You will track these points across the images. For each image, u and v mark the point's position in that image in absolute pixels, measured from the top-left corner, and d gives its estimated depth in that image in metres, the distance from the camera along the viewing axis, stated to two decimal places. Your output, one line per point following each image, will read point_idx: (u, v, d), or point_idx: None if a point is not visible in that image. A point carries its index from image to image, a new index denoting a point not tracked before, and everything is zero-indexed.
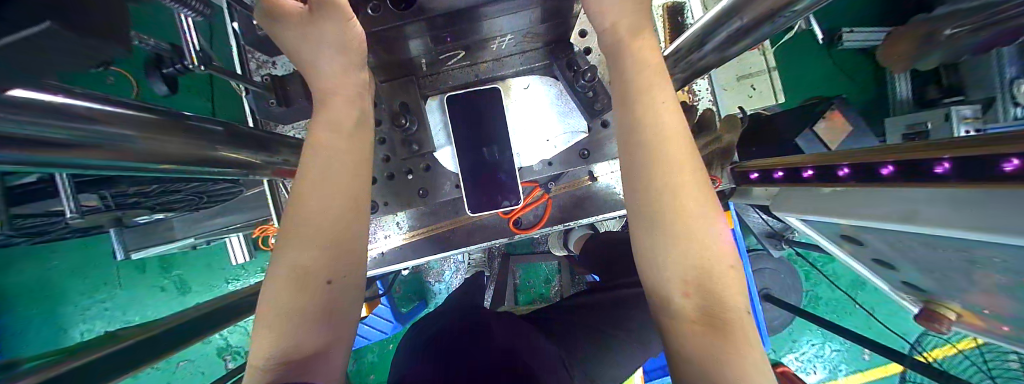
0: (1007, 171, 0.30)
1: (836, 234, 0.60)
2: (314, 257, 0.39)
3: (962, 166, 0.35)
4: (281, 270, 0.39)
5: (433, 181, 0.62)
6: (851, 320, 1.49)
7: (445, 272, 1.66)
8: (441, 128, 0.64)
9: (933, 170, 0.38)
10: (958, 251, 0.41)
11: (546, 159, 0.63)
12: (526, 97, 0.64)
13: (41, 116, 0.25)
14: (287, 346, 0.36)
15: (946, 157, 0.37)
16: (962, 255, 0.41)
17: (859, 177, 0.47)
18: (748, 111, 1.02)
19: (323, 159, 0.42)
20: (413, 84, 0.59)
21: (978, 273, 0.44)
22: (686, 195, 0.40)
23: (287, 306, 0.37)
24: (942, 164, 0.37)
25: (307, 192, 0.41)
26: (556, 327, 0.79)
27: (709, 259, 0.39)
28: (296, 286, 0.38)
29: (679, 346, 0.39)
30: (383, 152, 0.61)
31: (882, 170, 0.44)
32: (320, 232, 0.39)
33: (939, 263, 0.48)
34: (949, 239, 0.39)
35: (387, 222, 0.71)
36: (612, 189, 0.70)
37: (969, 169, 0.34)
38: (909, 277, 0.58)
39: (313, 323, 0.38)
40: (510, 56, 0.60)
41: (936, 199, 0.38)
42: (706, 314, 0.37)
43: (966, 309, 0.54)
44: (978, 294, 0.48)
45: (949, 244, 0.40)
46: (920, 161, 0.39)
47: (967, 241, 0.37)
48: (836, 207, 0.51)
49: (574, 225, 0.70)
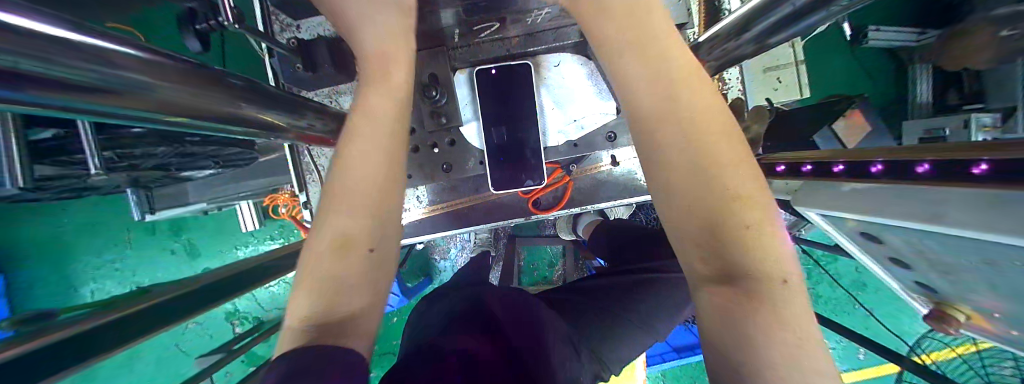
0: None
1: (855, 230, 0.60)
2: (359, 223, 0.40)
3: (1001, 165, 0.33)
4: (326, 237, 0.39)
5: (457, 156, 0.62)
6: (849, 319, 1.53)
7: (451, 249, 1.69)
8: (469, 102, 0.60)
9: (969, 172, 0.36)
10: (979, 254, 0.41)
11: (571, 140, 0.62)
12: (558, 76, 0.61)
13: (82, 57, 0.24)
14: (326, 311, 0.37)
15: (983, 157, 0.35)
16: (985, 258, 0.41)
17: (892, 176, 0.45)
18: (774, 105, 1.00)
19: (368, 123, 0.42)
20: (443, 54, 0.58)
21: (1000, 280, 0.44)
22: (710, 176, 0.39)
23: (330, 271, 0.38)
24: (980, 165, 0.35)
25: (345, 159, 0.41)
26: (568, 308, 0.81)
27: (723, 225, 0.37)
28: (339, 253, 0.39)
29: (708, 330, 0.37)
30: (409, 124, 0.61)
31: (917, 169, 0.42)
32: (358, 196, 0.40)
33: (959, 267, 0.48)
34: (974, 243, 0.40)
35: (407, 195, 0.71)
36: (633, 174, 0.69)
37: (1006, 168, 0.32)
38: (923, 278, 0.59)
39: (353, 290, 0.39)
40: (544, 32, 0.58)
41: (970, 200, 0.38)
42: (733, 290, 0.36)
43: (975, 311, 0.55)
44: (992, 298, 0.48)
45: (977, 248, 0.40)
46: (965, 161, 0.37)
47: (995, 245, 0.37)
48: (863, 204, 0.51)
49: (591, 209, 0.71)
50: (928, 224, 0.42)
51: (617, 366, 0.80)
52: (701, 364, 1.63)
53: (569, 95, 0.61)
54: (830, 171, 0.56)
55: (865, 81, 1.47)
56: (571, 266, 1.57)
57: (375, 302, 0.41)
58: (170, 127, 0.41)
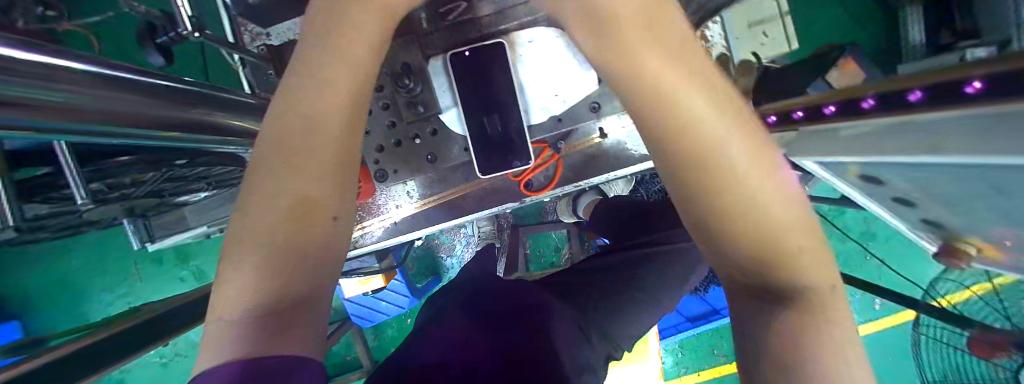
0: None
1: (851, 172, 0.59)
2: (324, 185, 0.36)
3: (993, 84, 0.30)
4: (281, 200, 0.34)
5: (441, 145, 0.61)
6: (862, 271, 1.52)
7: (456, 246, 1.70)
8: (448, 89, 0.58)
9: (962, 92, 0.33)
10: (983, 180, 0.40)
11: (555, 115, 0.60)
12: (534, 52, 0.57)
13: (36, 74, 0.23)
14: (270, 287, 0.32)
15: (974, 76, 0.32)
16: (992, 182, 0.40)
17: (889, 106, 0.43)
18: (761, 59, 0.98)
19: (313, 81, 0.38)
20: (413, 42, 0.56)
21: (1006, 204, 0.43)
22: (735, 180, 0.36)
23: (280, 240, 0.33)
24: (973, 83, 0.32)
25: (281, 127, 0.37)
26: (575, 289, 0.81)
27: (768, 247, 0.34)
28: (297, 220, 0.34)
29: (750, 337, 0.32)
30: (389, 118, 0.60)
31: (911, 96, 0.39)
32: (314, 154, 0.36)
33: (965, 195, 0.46)
34: (979, 169, 0.38)
35: (398, 192, 0.70)
36: (623, 144, 0.67)
37: (999, 86, 0.30)
38: (930, 214, 0.57)
39: (306, 266, 0.35)
40: (514, 8, 0.57)
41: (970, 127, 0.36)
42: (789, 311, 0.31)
43: (985, 243, 0.54)
44: (1004, 225, 0.47)
45: (984, 175, 0.39)
46: (955, 81, 0.34)
47: (1000, 168, 0.36)
48: (863, 147, 0.50)
49: (585, 185, 0.70)
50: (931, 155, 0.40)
51: (628, 340, 0.79)
52: (717, 332, 1.64)
53: (549, 71, 0.58)
54: (822, 114, 0.54)
55: (856, 27, 1.42)
56: (577, 250, 1.57)
57: (326, 282, 0.37)
58: (139, 140, 0.40)
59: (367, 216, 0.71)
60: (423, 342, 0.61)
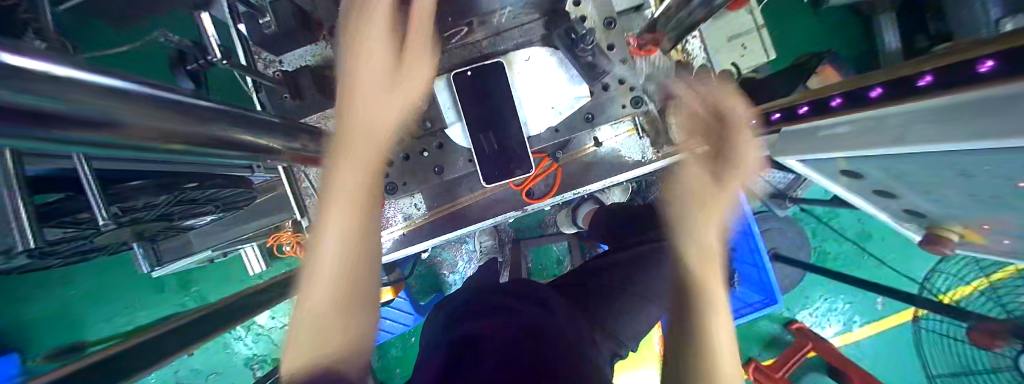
0: (984, 73, 0.31)
1: (831, 168, 0.62)
2: (359, 248, 0.40)
3: (943, 74, 0.35)
4: (328, 246, 0.39)
5: (447, 158, 0.65)
6: (862, 270, 1.54)
7: (458, 263, 1.71)
8: (452, 106, 0.62)
9: (914, 85, 0.38)
10: (953, 166, 0.44)
11: (552, 126, 0.63)
12: (529, 70, 0.62)
13: None
14: (315, 348, 0.34)
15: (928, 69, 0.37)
16: (958, 166, 0.43)
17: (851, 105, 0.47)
18: (741, 70, 1.03)
19: (359, 147, 0.44)
20: None
21: (978, 188, 0.46)
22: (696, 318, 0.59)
23: (329, 298, 0.37)
24: (924, 77, 0.37)
25: (328, 193, 0.41)
26: (579, 290, 0.83)
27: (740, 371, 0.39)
28: (339, 279, 0.38)
29: None
30: (397, 135, 0.64)
31: (868, 94, 0.43)
32: (352, 210, 0.41)
33: (941, 182, 0.49)
34: (948, 155, 0.42)
35: (405, 204, 0.73)
36: (618, 152, 0.71)
37: (947, 75, 0.34)
38: (909, 204, 0.60)
39: (334, 319, 0.36)
40: (511, 30, 0.62)
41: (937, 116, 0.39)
42: None
43: (966, 228, 0.57)
44: (975, 208, 0.51)
45: (955, 161, 0.43)
46: (909, 75, 0.39)
47: (965, 152, 0.39)
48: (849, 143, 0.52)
49: (584, 192, 0.73)
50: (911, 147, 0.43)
51: (633, 338, 0.81)
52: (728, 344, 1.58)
53: (545, 84, 0.62)
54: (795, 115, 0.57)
55: (833, 38, 1.50)
56: (579, 260, 1.58)
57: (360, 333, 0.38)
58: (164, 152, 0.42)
59: None
60: (435, 345, 0.63)
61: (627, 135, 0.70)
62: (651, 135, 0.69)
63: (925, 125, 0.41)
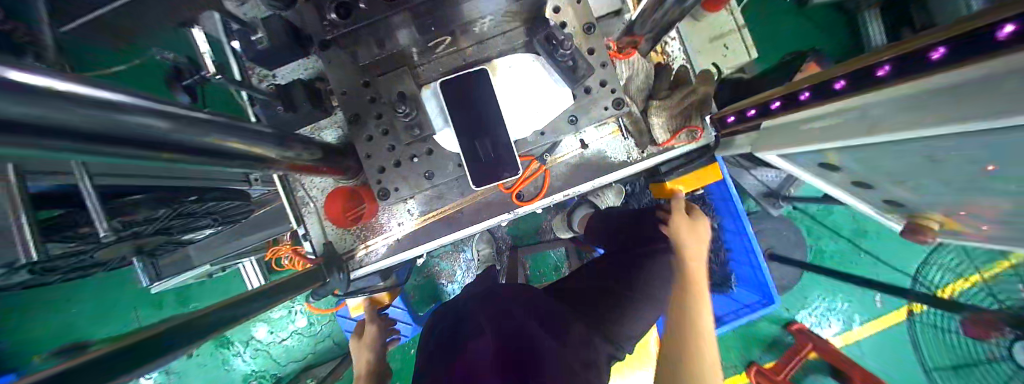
0: (1004, 41, 0.30)
1: (812, 161, 0.64)
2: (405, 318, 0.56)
3: (902, 63, 0.40)
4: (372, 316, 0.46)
5: (436, 163, 0.67)
6: (859, 265, 1.55)
7: (456, 273, 1.71)
8: (440, 112, 0.61)
9: (874, 75, 0.43)
10: (925, 153, 0.45)
11: (538, 129, 0.66)
12: (513, 77, 0.62)
13: None
14: None
15: (940, 41, 0.36)
16: (929, 153, 0.45)
17: (820, 97, 0.51)
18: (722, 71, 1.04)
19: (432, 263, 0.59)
20: (407, 73, 0.63)
21: (952, 173, 0.47)
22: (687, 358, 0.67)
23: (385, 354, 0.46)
24: (882, 68, 0.42)
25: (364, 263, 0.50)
26: (579, 295, 0.83)
27: None
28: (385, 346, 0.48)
29: None
30: (388, 142, 0.66)
31: (836, 86, 0.48)
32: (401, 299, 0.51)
33: (916, 170, 0.51)
34: (920, 142, 0.43)
35: (399, 210, 0.75)
36: (604, 153, 0.73)
37: (905, 64, 0.39)
38: (888, 194, 0.62)
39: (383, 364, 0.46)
40: (494, 38, 0.63)
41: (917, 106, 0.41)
42: None
43: (945, 215, 0.59)
44: (948, 194, 0.52)
45: (928, 147, 0.44)
46: (869, 66, 0.43)
47: (935, 138, 0.40)
48: (820, 137, 0.53)
49: (572, 193, 0.74)
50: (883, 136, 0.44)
51: (633, 341, 0.81)
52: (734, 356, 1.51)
53: (529, 89, 0.62)
54: (769, 109, 0.61)
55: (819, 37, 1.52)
56: (576, 266, 1.58)
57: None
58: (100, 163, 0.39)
59: (371, 235, 0.75)
60: (438, 350, 0.65)
61: (612, 136, 0.72)
62: (635, 136, 0.70)
63: (896, 118, 0.43)
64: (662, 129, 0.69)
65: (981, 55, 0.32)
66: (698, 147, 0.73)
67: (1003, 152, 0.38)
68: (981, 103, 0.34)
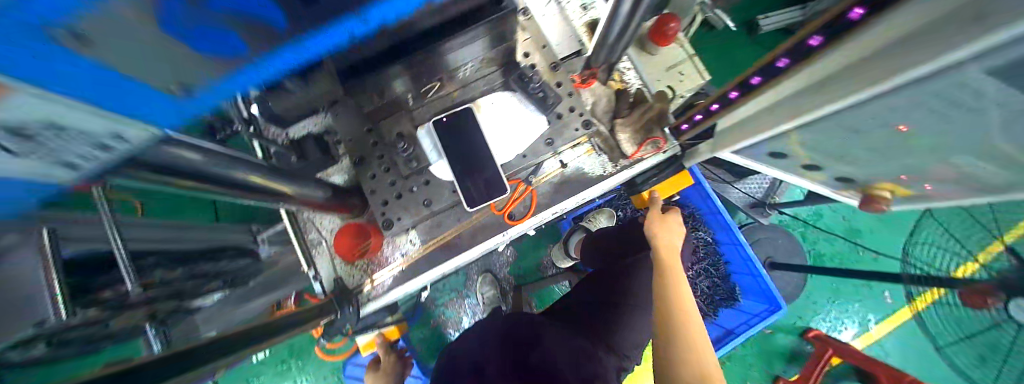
0: (858, 18, 0.43)
1: (762, 152, 0.73)
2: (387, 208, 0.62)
3: (793, 53, 0.52)
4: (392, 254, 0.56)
5: (434, 191, 0.75)
6: (857, 261, 1.58)
7: (463, 320, 1.67)
8: (433, 147, 0.71)
9: (777, 66, 0.56)
10: (846, 126, 0.54)
11: (520, 152, 0.75)
12: (495, 111, 0.72)
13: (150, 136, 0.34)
14: None
15: (814, 32, 0.48)
16: (850, 125, 0.53)
17: (744, 91, 0.64)
18: (677, 93, 1.00)
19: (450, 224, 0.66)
20: (404, 116, 0.73)
21: (877, 142, 0.56)
22: (691, 332, 0.57)
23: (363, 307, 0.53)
24: (780, 60, 0.55)
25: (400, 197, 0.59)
26: (578, 313, 0.85)
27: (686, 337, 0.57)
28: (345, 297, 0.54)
29: None
30: (390, 177, 0.74)
31: (753, 81, 0.61)
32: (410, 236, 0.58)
33: (848, 144, 0.59)
34: (840, 117, 0.51)
35: (401, 241, 0.79)
36: (584, 170, 0.80)
37: (797, 52, 0.52)
38: (838, 171, 0.70)
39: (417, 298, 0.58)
40: (476, 82, 0.75)
41: (823, 81, 0.47)
42: None
43: (893, 182, 0.67)
44: (884, 161, 0.60)
45: (843, 121, 0.52)
46: (769, 62, 0.57)
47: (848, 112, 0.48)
48: (757, 128, 0.60)
49: (560, 210, 0.80)
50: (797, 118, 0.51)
51: (635, 349, 0.83)
52: (756, 371, 1.45)
53: (509, 118, 0.73)
54: (711, 112, 0.72)
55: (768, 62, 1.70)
56: None
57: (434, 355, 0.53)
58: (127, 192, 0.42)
59: (377, 268, 0.79)
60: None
61: (587, 155, 0.80)
62: (607, 151, 0.80)
63: (809, 97, 0.50)
64: (630, 142, 0.79)
65: (846, 33, 0.45)
66: (664, 157, 0.83)
67: (897, 115, 0.47)
68: (860, 73, 0.41)
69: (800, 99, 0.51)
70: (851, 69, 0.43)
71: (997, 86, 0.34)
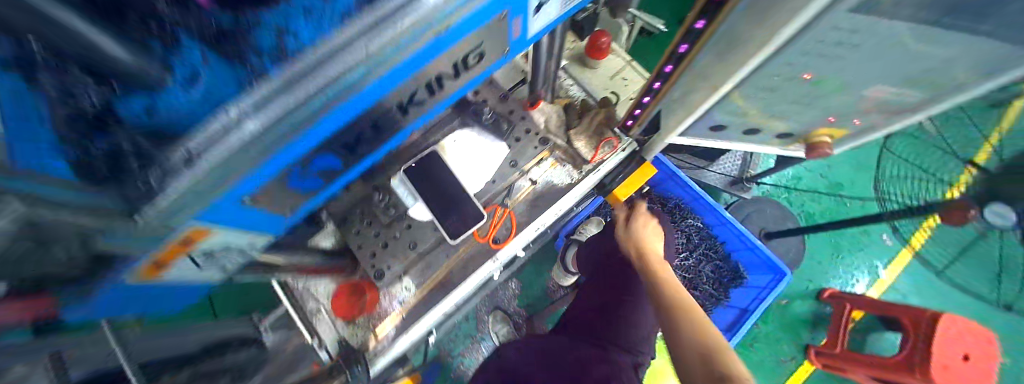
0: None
1: (705, 129, 0.80)
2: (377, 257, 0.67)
3: (687, 39, 0.59)
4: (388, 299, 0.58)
5: (418, 233, 0.79)
6: (845, 211, 1.62)
7: None
8: (409, 194, 0.75)
9: (681, 51, 0.62)
10: (763, 88, 0.61)
11: (489, 178, 0.81)
12: (459, 148, 0.78)
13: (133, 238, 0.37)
14: None
15: (694, 19, 0.55)
16: (766, 87, 0.60)
17: (664, 79, 0.71)
18: (621, 98, 1.07)
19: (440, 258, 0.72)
20: (376, 170, 0.79)
21: (794, 95, 0.63)
22: (670, 292, 0.64)
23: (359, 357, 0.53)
24: (681, 46, 0.61)
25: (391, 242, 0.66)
26: (585, 320, 0.86)
27: (667, 297, 0.62)
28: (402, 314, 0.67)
29: (685, 352, 0.51)
30: (375, 228, 0.79)
31: (666, 69, 0.68)
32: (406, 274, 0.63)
33: (773, 103, 0.67)
34: (753, 82, 0.57)
35: (396, 291, 0.80)
36: (553, 182, 0.85)
37: (689, 37, 0.58)
38: (777, 130, 0.78)
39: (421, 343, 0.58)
40: (436, 126, 0.82)
41: (723, 55, 0.54)
42: (711, 345, 0.50)
43: (827, 127, 0.74)
44: (811, 109, 0.67)
45: (757, 84, 0.58)
46: (673, 50, 0.63)
47: (758, 76, 0.55)
48: (691, 106, 0.66)
49: (540, 224, 0.84)
50: (718, 90, 0.56)
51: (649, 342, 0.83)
52: (788, 346, 1.40)
53: (473, 150, 0.79)
54: (645, 103, 0.79)
55: None
56: None
57: None
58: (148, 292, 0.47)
59: (378, 322, 0.79)
60: None
61: (553, 168, 0.86)
62: (570, 161, 0.86)
63: (718, 70, 0.56)
64: (587, 148, 0.86)
65: (716, 13, 0.51)
66: (623, 155, 0.90)
67: (795, 69, 0.54)
68: (746, 42, 0.47)
69: (707, 75, 0.59)
70: (740, 40, 0.49)
71: (866, 23, 0.41)
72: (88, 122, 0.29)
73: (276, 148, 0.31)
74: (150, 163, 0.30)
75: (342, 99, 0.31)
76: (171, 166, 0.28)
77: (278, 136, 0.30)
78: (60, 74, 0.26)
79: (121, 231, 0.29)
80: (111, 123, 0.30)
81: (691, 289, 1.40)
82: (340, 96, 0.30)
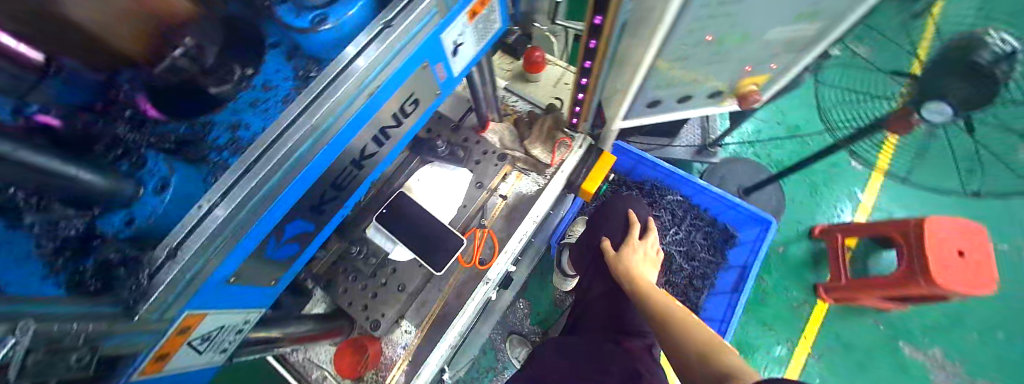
0: None
1: (643, 107, 0.86)
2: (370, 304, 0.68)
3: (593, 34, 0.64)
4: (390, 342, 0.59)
5: (404, 275, 0.80)
6: (809, 150, 1.69)
7: None
8: (385, 238, 0.78)
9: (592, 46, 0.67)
10: (677, 58, 0.66)
11: (460, 204, 0.85)
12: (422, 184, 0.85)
13: None
14: None
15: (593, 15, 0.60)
16: (679, 56, 0.65)
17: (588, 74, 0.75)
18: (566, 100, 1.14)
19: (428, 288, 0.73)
20: (350, 225, 0.82)
21: (707, 57, 0.68)
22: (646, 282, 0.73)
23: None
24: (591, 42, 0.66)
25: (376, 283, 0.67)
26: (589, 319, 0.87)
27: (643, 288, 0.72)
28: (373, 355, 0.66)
29: (662, 330, 0.62)
30: (361, 281, 0.80)
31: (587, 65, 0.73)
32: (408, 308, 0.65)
33: (694, 68, 0.72)
34: (667, 55, 0.63)
35: (398, 337, 0.80)
36: (521, 192, 0.89)
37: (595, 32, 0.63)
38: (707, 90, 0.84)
39: None
40: (398, 170, 0.86)
41: (637, 37, 0.59)
42: (683, 320, 0.61)
43: (750, 76, 0.79)
44: (728, 64, 0.72)
45: (670, 55, 0.64)
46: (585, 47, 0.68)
47: (669, 48, 0.60)
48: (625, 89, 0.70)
49: (519, 235, 0.85)
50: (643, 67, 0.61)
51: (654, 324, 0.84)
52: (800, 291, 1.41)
53: (437, 184, 0.85)
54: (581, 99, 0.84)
55: None
56: None
57: None
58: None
59: (387, 373, 0.78)
60: None
61: (518, 180, 0.90)
62: (532, 169, 0.90)
63: (636, 52, 0.60)
64: (544, 153, 0.90)
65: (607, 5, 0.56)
66: (580, 151, 0.95)
67: (696, 36, 0.59)
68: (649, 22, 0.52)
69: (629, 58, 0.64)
70: (643, 21, 0.55)
71: None
72: (75, 247, 0.38)
73: (246, 227, 0.39)
74: (135, 265, 0.37)
75: (292, 174, 0.41)
76: (156, 263, 0.34)
77: (241, 220, 0.38)
78: (46, 212, 0.36)
79: (117, 333, 0.32)
80: (97, 241, 0.39)
81: (690, 261, 1.42)
82: (290, 172, 0.40)
